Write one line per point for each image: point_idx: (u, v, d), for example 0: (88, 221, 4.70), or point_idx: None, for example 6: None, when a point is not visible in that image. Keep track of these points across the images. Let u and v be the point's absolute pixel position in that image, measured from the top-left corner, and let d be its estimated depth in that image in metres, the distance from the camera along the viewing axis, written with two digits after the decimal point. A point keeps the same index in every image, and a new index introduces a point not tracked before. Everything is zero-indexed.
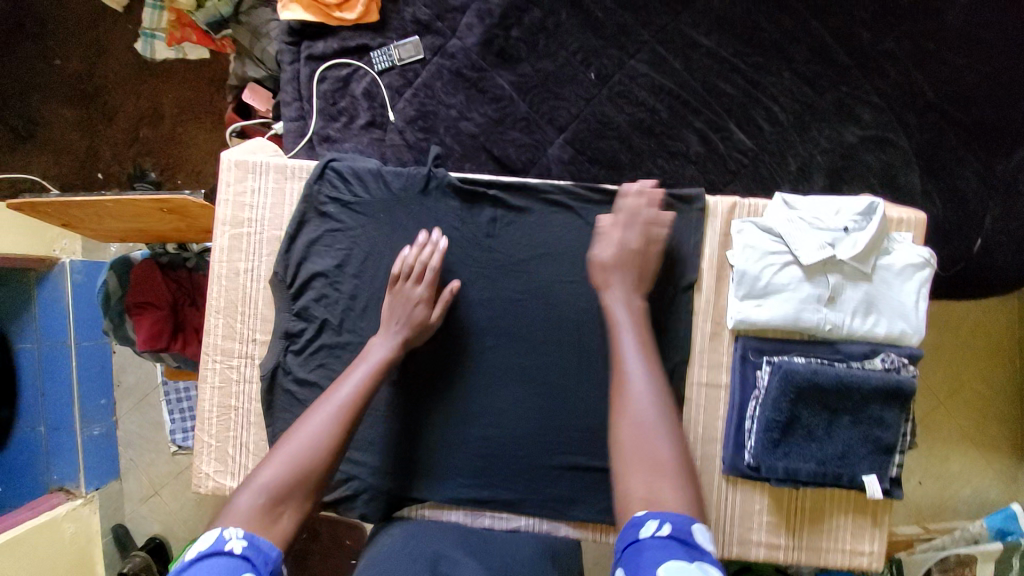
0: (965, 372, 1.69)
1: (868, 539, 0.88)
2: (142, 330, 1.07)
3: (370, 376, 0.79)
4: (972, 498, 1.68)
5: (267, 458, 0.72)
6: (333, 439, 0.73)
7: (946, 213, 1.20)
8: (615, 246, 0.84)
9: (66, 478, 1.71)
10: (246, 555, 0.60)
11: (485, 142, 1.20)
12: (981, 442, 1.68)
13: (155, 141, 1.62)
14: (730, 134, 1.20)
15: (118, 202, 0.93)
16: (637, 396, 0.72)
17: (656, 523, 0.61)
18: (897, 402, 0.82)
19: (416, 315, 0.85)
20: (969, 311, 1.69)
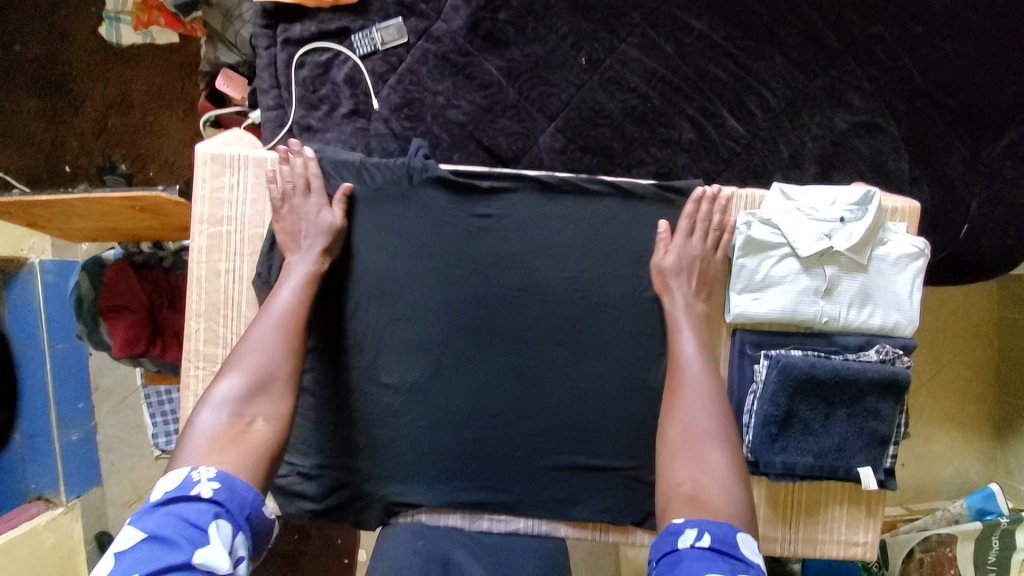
0: (947, 355, 1.72)
1: (863, 529, 0.89)
2: (118, 335, 1.02)
3: (300, 288, 0.83)
4: (953, 477, 1.74)
5: (214, 391, 0.74)
6: (277, 359, 0.77)
7: (934, 200, 1.21)
8: (673, 257, 0.84)
9: (45, 486, 1.65)
10: (219, 498, 0.64)
11: (473, 130, 1.16)
12: (962, 423, 1.73)
13: (126, 132, 1.54)
14: (723, 121, 1.17)
15: (85, 200, 0.87)
16: (696, 406, 0.78)
17: (696, 532, 0.66)
18: (892, 394, 0.82)
19: (322, 222, 0.85)
20: (952, 295, 1.72)
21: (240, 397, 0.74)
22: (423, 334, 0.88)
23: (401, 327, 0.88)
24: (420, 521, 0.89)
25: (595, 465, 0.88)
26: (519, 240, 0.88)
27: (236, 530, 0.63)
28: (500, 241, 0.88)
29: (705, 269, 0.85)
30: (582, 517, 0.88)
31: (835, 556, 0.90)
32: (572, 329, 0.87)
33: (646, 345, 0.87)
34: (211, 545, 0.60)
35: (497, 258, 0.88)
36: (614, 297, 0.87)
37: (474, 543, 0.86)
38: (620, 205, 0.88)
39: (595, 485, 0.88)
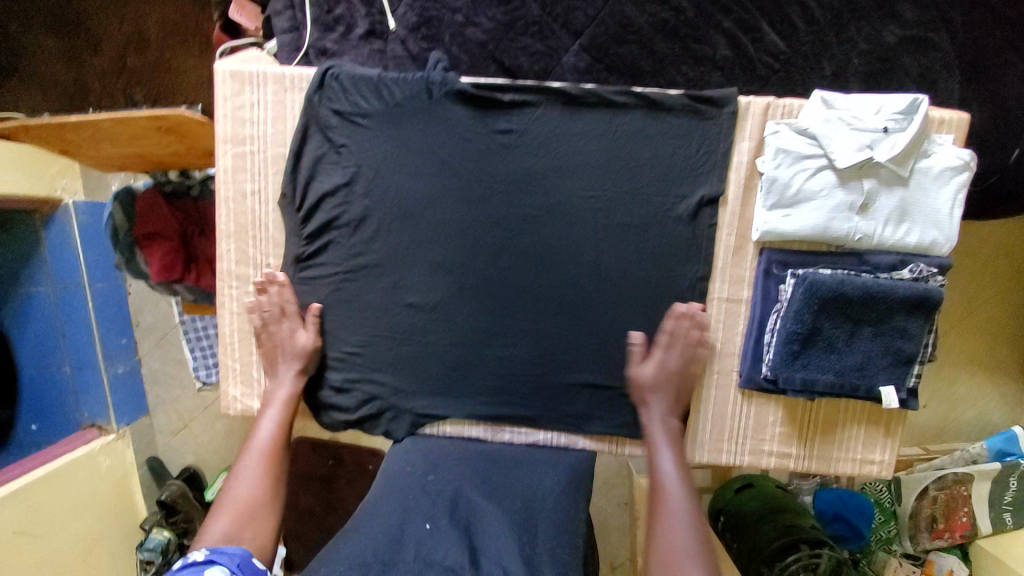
0: (980, 295, 1.67)
1: (879, 449, 0.90)
2: (155, 260, 1.07)
3: (284, 413, 0.87)
4: (975, 419, 1.72)
5: (211, 518, 0.76)
6: (265, 478, 0.80)
7: (987, 121, 1.12)
8: (652, 367, 0.85)
9: (97, 415, 1.80)
10: (211, 558, 0.68)
11: (494, 51, 1.11)
12: (989, 365, 1.70)
13: (144, 70, 1.53)
14: (762, 36, 1.10)
15: (113, 120, 0.88)
16: (671, 515, 0.76)
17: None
18: (923, 312, 0.80)
19: (298, 343, 0.88)
20: (991, 233, 1.64)
21: (234, 507, 0.76)
22: (444, 255, 0.88)
23: (422, 247, 0.88)
24: (446, 433, 0.94)
25: (615, 384, 0.89)
26: (542, 157, 0.86)
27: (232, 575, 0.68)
28: (522, 158, 0.86)
29: (680, 383, 0.85)
30: (601, 432, 0.91)
31: (849, 473, 0.92)
32: (594, 250, 0.87)
33: (669, 264, 0.86)
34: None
35: (519, 175, 0.86)
36: (639, 215, 0.85)
37: (481, 455, 0.89)
38: (646, 118, 0.84)
39: (614, 403, 0.90)
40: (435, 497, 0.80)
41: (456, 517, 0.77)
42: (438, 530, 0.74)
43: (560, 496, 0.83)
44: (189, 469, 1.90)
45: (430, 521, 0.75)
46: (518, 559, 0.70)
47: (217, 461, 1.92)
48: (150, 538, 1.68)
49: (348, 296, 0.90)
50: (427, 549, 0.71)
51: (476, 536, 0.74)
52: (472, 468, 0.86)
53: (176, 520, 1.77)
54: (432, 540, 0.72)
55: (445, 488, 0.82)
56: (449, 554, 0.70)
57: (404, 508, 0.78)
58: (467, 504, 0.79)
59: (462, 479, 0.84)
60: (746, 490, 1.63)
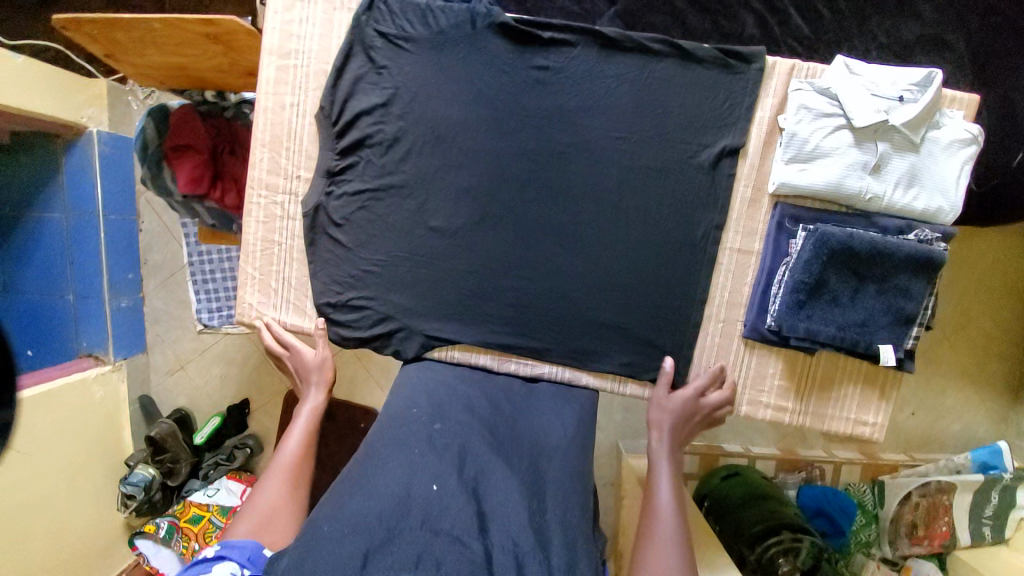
0: (974, 310, 1.70)
1: (873, 410, 0.93)
2: (183, 173, 1.08)
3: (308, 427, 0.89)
4: (960, 432, 1.74)
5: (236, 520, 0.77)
6: (288, 481, 0.81)
7: (994, 123, 1.16)
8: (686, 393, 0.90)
9: (96, 345, 1.79)
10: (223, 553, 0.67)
11: (532, 7, 1.15)
12: (979, 380, 1.73)
13: None
14: (788, 19, 1.14)
15: (165, 23, 0.91)
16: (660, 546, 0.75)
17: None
18: (925, 273, 0.84)
19: (320, 357, 0.94)
20: (986, 249, 1.67)
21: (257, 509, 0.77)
22: (468, 181, 0.91)
23: (450, 173, 0.91)
24: (454, 358, 0.96)
25: (624, 324, 0.92)
26: (575, 95, 0.90)
27: (241, 568, 0.66)
28: (556, 94, 0.90)
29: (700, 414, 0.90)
30: (606, 369, 0.94)
31: (842, 432, 0.94)
32: (616, 191, 0.90)
33: (687, 211, 0.90)
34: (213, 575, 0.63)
35: (552, 110, 0.90)
36: (662, 161, 0.89)
37: (485, 402, 0.86)
38: (677, 68, 0.89)
39: (621, 343, 0.93)
40: (441, 452, 0.71)
41: (465, 477, 0.69)
42: (447, 494, 0.65)
43: (569, 457, 0.80)
44: (180, 411, 1.88)
45: (438, 483, 0.67)
46: (529, 531, 0.64)
47: (210, 406, 1.92)
48: (134, 473, 1.67)
49: (374, 215, 0.93)
50: (435, 515, 0.63)
51: (485, 499, 0.68)
52: (478, 420, 0.80)
53: (162, 460, 1.74)
54: (440, 504, 0.64)
55: (449, 443, 0.74)
56: (458, 521, 0.62)
57: (408, 466, 0.69)
58: (475, 461, 0.72)
59: (469, 433, 0.77)
60: (732, 478, 1.61)
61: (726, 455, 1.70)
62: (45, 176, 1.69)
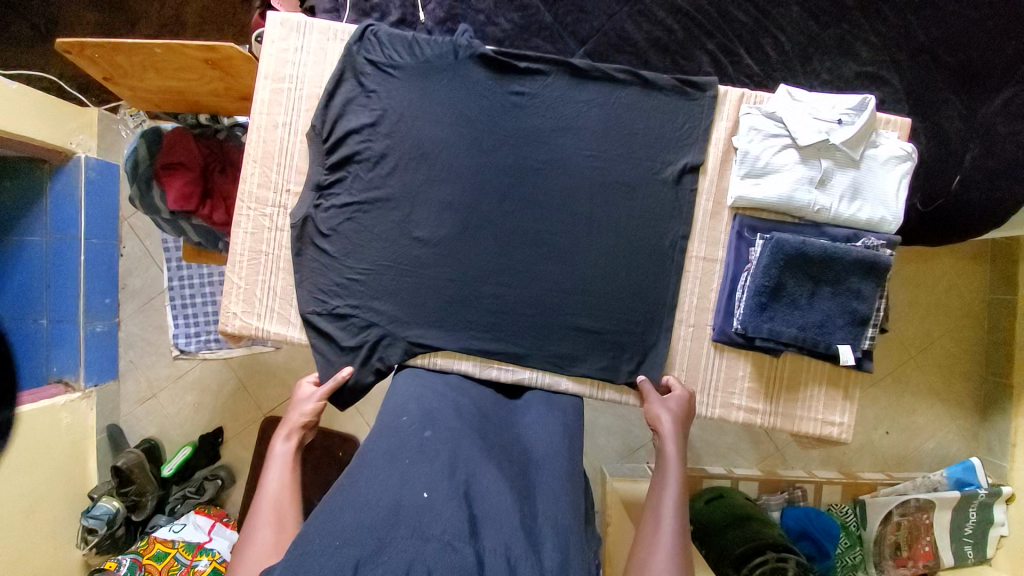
0: (935, 330, 1.77)
1: (839, 410, 0.97)
2: (173, 189, 1.12)
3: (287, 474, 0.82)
4: (934, 451, 1.77)
5: None
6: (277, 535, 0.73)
7: (930, 150, 1.28)
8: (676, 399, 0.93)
9: (66, 371, 1.75)
10: None
11: (510, 46, 1.27)
12: (947, 398, 1.77)
13: None
14: (739, 59, 1.28)
15: (167, 47, 0.98)
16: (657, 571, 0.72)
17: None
18: (875, 276, 0.91)
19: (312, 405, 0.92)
20: (942, 271, 1.75)
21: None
22: (451, 195, 0.97)
23: (435, 185, 0.97)
24: (435, 365, 0.99)
25: (598, 329, 0.97)
26: (550, 117, 0.98)
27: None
28: (533, 116, 0.98)
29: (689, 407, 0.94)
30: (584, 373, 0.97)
31: (812, 434, 0.98)
32: (588, 204, 0.97)
33: (655, 221, 0.96)
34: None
35: (529, 131, 0.97)
36: (630, 177, 0.97)
37: (470, 409, 0.87)
38: (641, 95, 0.98)
39: (597, 347, 0.97)
40: (432, 458, 0.72)
41: (455, 481, 0.69)
42: (438, 500, 0.65)
43: (560, 463, 0.80)
44: (149, 441, 1.82)
45: (429, 490, 0.67)
46: (520, 532, 0.64)
47: (181, 437, 1.86)
48: (99, 506, 1.61)
49: (360, 226, 0.97)
50: (425, 521, 0.62)
51: (477, 503, 0.67)
52: (467, 428, 0.81)
53: (127, 492, 1.67)
54: (430, 509, 0.64)
55: (439, 449, 0.75)
56: (449, 525, 0.61)
57: (400, 476, 0.69)
58: (466, 466, 0.72)
59: (458, 439, 0.78)
60: (714, 500, 1.58)
61: (709, 477, 1.66)
62: (27, 200, 1.70)
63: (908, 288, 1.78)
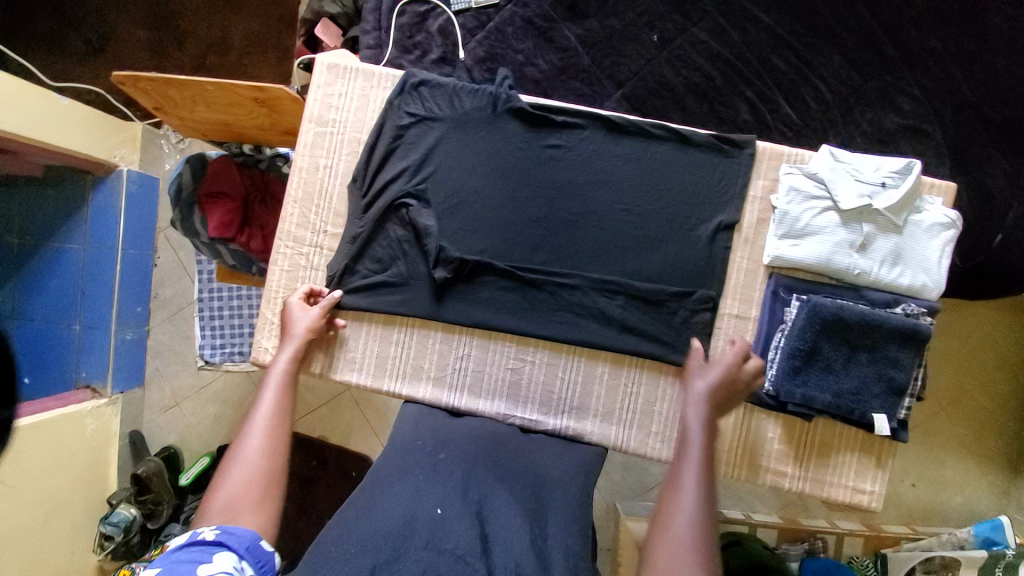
0: (968, 382, 1.72)
1: (870, 479, 0.95)
2: (215, 218, 1.17)
3: (282, 386, 0.86)
4: (962, 506, 1.70)
5: (219, 483, 0.72)
6: (270, 450, 0.77)
7: (971, 206, 1.25)
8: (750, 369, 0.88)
9: (94, 376, 1.81)
10: (220, 540, 0.65)
11: (547, 87, 1.31)
12: (978, 453, 1.71)
13: (219, 69, 1.81)
14: (778, 107, 1.28)
15: (221, 87, 1.01)
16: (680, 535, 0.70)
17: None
18: (913, 345, 0.89)
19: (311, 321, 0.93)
20: (977, 322, 1.71)
21: (241, 472, 0.74)
22: (486, 243, 0.99)
23: (470, 230, 0.99)
24: (460, 409, 0.99)
25: (626, 381, 0.97)
26: (586, 170, 0.99)
27: (238, 559, 0.65)
28: (568, 169, 0.99)
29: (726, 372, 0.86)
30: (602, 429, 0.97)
31: (842, 501, 0.96)
32: (621, 256, 0.97)
33: (687, 277, 0.96)
34: (213, 566, 0.62)
35: (565, 183, 0.99)
36: (664, 230, 0.97)
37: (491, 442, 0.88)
38: (678, 149, 0.98)
39: (624, 399, 0.97)
40: (445, 479, 0.74)
41: (468, 501, 0.71)
42: (451, 516, 0.68)
43: (574, 492, 0.82)
44: (168, 449, 1.85)
45: (442, 506, 0.70)
46: (531, 553, 0.66)
47: (199, 446, 1.89)
48: (116, 512, 1.65)
49: (395, 269, 0.99)
50: (438, 535, 0.65)
51: (487, 522, 0.69)
52: (481, 449, 0.84)
53: (145, 501, 1.72)
54: (444, 524, 0.67)
55: (454, 470, 0.76)
56: (462, 540, 0.64)
57: (413, 492, 0.72)
58: (478, 487, 0.74)
59: (473, 461, 0.79)
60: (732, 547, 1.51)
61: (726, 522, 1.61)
62: (68, 210, 1.76)
63: (944, 336, 1.73)
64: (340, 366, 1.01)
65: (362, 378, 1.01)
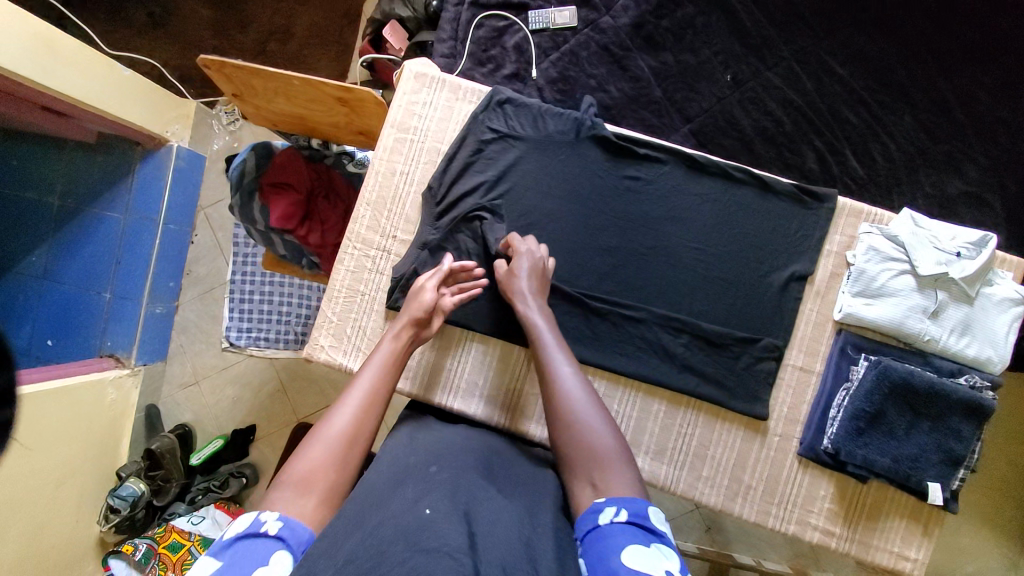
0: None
1: (915, 546, 0.93)
2: (277, 208, 1.15)
3: (386, 368, 0.82)
4: None
5: (298, 454, 0.69)
6: (356, 435, 0.73)
7: None
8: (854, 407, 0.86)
9: (119, 346, 1.65)
10: (281, 536, 0.60)
11: (617, 114, 1.31)
12: None
13: (278, 57, 1.70)
14: (845, 159, 1.27)
15: (307, 83, 1.02)
16: (582, 416, 0.74)
17: (614, 509, 0.65)
18: (977, 418, 0.88)
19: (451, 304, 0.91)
20: None
21: (319, 450, 0.70)
22: (554, 267, 0.98)
23: None
24: (512, 429, 0.98)
25: (681, 422, 0.96)
26: (662, 205, 0.99)
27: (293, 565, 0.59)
28: (645, 202, 0.99)
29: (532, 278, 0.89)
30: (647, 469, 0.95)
31: (884, 565, 0.94)
32: (689, 296, 0.97)
33: (754, 324, 0.96)
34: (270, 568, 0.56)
35: (639, 216, 0.99)
36: (735, 275, 0.96)
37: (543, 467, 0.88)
38: (757, 196, 0.98)
39: (678, 440, 0.96)
40: (436, 485, 0.66)
41: (457, 503, 0.63)
42: (438, 516, 0.59)
43: None
44: (184, 426, 1.69)
45: (430, 507, 0.61)
46: (522, 557, 0.57)
47: None
48: (124, 486, 1.50)
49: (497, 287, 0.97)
50: (421, 534, 0.56)
51: (475, 524, 0.60)
52: (475, 459, 0.77)
53: (154, 476, 1.58)
54: (431, 523, 0.58)
55: (444, 479, 0.68)
56: (450, 537, 0.55)
57: (404, 499, 0.64)
58: (467, 493, 0.66)
59: (463, 471, 0.72)
60: None
61: (737, 567, 1.41)
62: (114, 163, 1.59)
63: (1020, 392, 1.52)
64: (410, 379, 1.00)
65: (415, 389, 0.99)
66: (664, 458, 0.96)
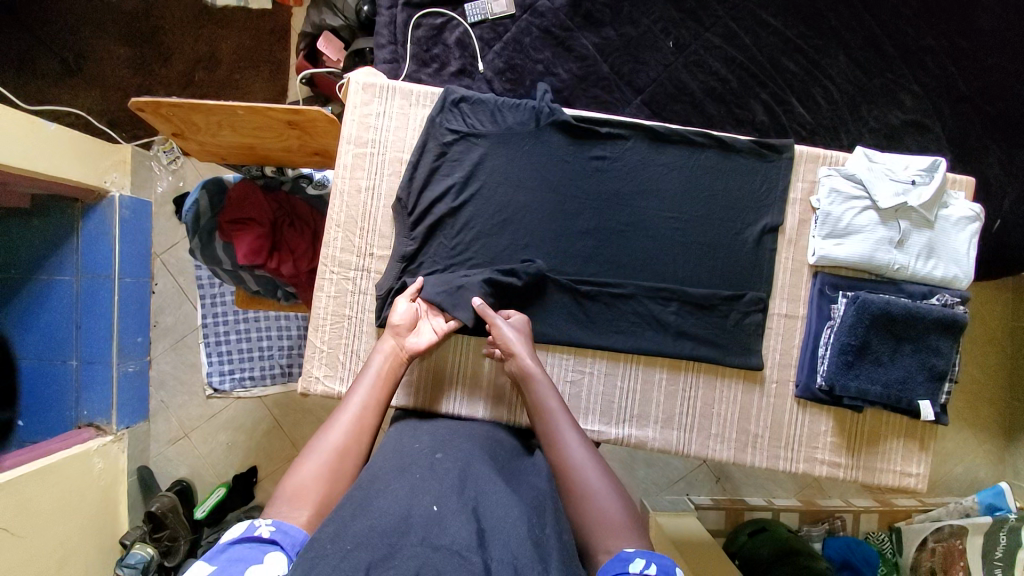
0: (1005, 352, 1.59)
1: (916, 462, 0.99)
2: (243, 245, 1.10)
3: (380, 382, 0.84)
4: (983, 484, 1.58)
5: (298, 463, 0.71)
6: (351, 449, 0.75)
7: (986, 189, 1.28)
8: None
9: (98, 414, 1.54)
10: (275, 539, 0.61)
11: (569, 95, 1.31)
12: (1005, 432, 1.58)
13: (209, 85, 1.62)
14: (792, 108, 1.31)
15: (253, 111, 0.97)
16: (588, 479, 0.74)
17: (644, 561, 0.64)
18: (952, 333, 0.93)
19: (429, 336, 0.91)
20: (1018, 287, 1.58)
21: (317, 463, 0.71)
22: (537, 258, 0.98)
23: (518, 245, 0.98)
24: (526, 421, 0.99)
25: (683, 385, 0.99)
26: (631, 180, 1.00)
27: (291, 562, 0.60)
28: (613, 181, 1.00)
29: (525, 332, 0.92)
30: (655, 438, 0.98)
31: (890, 485, 1.00)
32: (671, 265, 0.99)
33: (736, 280, 0.99)
34: (266, 565, 0.57)
35: (611, 194, 1.00)
36: (711, 237, 0.99)
37: None
38: (719, 156, 1.01)
39: (683, 403, 0.99)
40: (440, 476, 0.68)
41: (465, 496, 0.64)
42: (448, 513, 0.60)
43: None
44: (181, 482, 1.61)
45: (438, 504, 0.62)
46: (528, 544, 0.59)
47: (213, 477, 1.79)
48: (132, 553, 1.41)
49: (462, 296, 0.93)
50: (435, 532, 0.57)
51: (485, 518, 0.62)
52: (480, 449, 0.79)
53: (160, 538, 1.49)
54: (441, 521, 0.58)
55: (450, 468, 0.70)
56: (458, 536, 0.56)
57: (411, 490, 0.64)
58: (473, 482, 0.68)
59: (470, 460, 0.74)
60: (759, 534, 1.43)
61: (751, 509, 1.51)
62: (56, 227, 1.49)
63: (992, 303, 1.59)
64: (400, 393, 0.99)
65: (419, 400, 0.99)
66: (670, 425, 0.98)
